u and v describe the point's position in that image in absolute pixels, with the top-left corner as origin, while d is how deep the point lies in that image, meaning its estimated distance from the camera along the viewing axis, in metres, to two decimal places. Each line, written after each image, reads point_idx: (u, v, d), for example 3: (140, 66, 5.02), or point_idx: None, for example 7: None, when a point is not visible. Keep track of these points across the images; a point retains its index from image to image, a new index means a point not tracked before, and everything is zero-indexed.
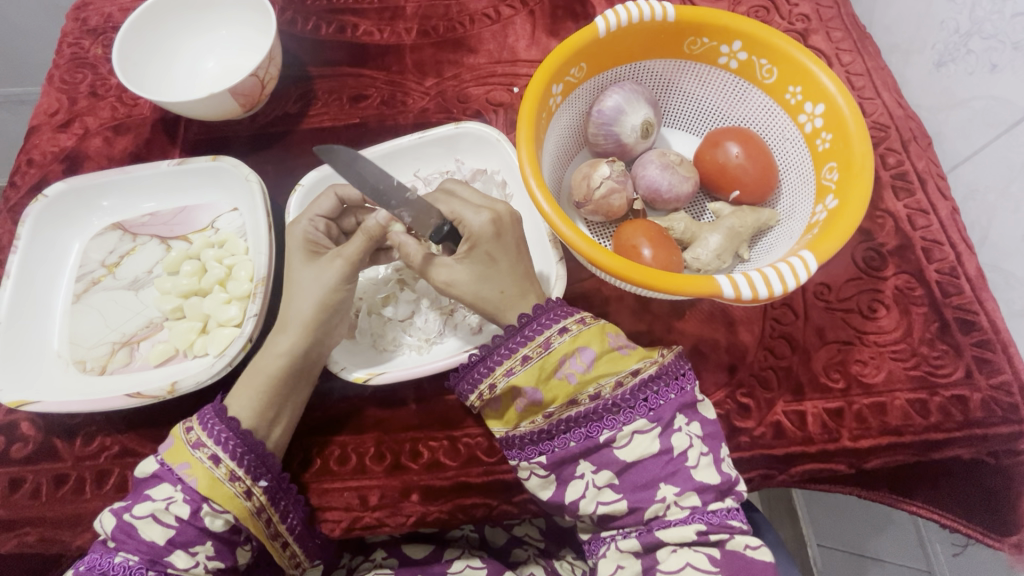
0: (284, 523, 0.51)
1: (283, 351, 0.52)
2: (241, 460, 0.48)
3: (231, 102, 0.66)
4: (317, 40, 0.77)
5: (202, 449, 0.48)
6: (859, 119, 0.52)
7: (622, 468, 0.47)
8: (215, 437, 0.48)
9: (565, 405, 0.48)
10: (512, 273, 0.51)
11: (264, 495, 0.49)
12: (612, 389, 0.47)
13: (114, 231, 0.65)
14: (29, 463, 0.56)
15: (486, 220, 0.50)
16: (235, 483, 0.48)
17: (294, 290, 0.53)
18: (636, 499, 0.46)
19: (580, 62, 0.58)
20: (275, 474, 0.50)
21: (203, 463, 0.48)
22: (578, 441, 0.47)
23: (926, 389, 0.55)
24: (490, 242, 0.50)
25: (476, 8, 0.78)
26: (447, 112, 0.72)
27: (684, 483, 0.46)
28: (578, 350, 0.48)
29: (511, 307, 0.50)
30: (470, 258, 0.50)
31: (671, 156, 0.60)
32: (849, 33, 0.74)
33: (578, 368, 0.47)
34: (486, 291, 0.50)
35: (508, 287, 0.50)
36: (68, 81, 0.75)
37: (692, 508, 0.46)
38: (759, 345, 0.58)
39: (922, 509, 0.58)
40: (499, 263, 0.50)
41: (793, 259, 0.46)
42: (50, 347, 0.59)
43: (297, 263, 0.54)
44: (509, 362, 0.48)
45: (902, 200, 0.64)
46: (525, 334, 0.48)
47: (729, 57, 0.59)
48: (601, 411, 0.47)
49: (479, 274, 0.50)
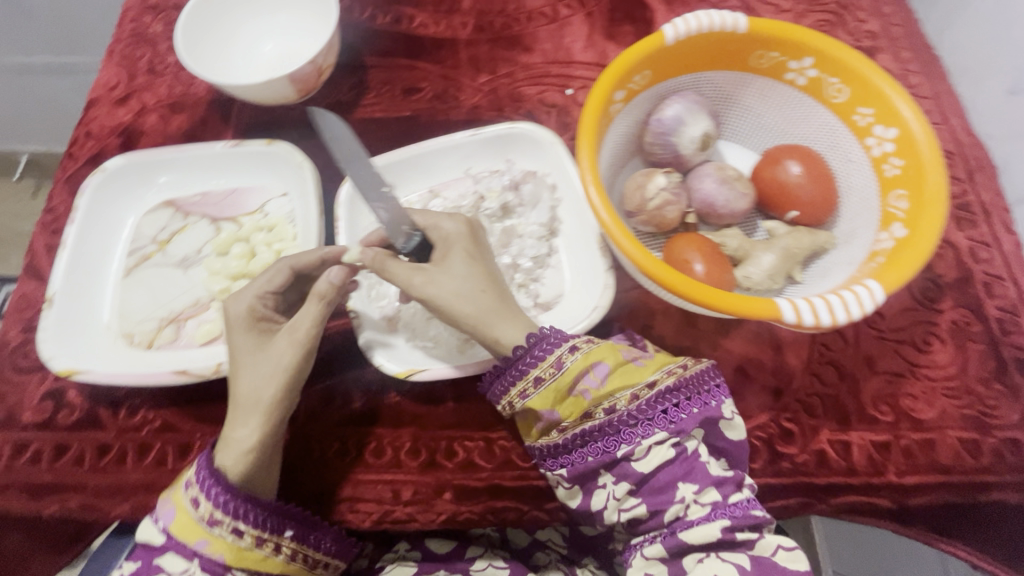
0: (320, 550, 0.52)
1: (247, 441, 0.49)
2: (264, 523, 0.48)
3: (288, 88, 0.67)
4: (373, 30, 0.77)
5: (220, 526, 0.47)
6: (934, 148, 0.51)
7: (641, 478, 0.47)
8: (231, 513, 0.47)
9: (579, 419, 0.48)
10: (491, 281, 0.52)
11: (293, 542, 0.50)
12: (627, 402, 0.48)
13: (167, 208, 0.65)
14: (74, 431, 0.57)
15: (461, 226, 0.54)
16: (263, 545, 0.48)
17: (246, 370, 0.51)
18: (656, 503, 0.46)
19: (644, 70, 0.57)
20: (299, 519, 0.50)
21: (225, 538, 0.47)
22: (596, 455, 0.48)
23: (979, 430, 0.54)
24: (467, 243, 0.53)
25: (533, 6, 0.77)
26: (499, 110, 0.72)
27: (703, 480, 0.46)
28: (592, 366, 0.49)
29: (497, 316, 0.51)
30: (449, 260, 0.52)
31: (729, 171, 0.59)
32: (917, 54, 0.72)
33: (592, 384, 0.48)
34: (468, 291, 0.51)
35: (488, 289, 0.52)
36: (128, 57, 0.76)
37: (712, 503, 0.46)
38: (805, 370, 0.57)
39: (971, 555, 0.54)
40: (477, 266, 0.52)
41: (858, 288, 0.45)
42: (100, 319, 0.60)
43: (244, 351, 0.52)
44: (523, 385, 0.50)
45: (963, 231, 0.62)
46: (535, 355, 0.49)
47: (797, 73, 0.58)
48: (617, 425, 0.47)
49: (461, 275, 0.51)
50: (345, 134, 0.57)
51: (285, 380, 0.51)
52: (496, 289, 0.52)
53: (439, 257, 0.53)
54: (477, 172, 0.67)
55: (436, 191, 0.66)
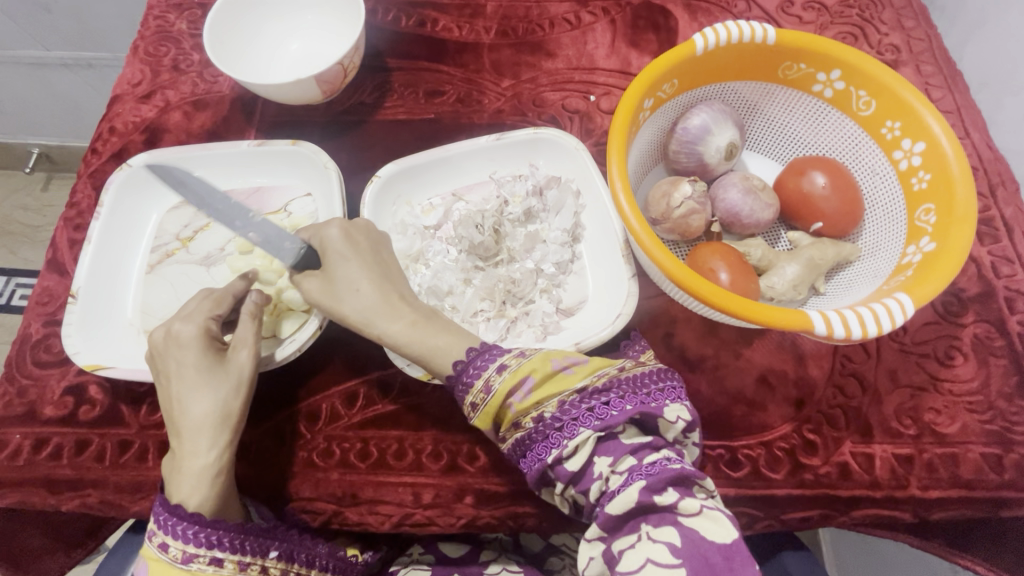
0: (314, 567, 0.53)
1: (207, 453, 0.49)
2: (243, 548, 0.47)
3: (314, 89, 0.67)
4: (397, 32, 0.77)
5: (196, 560, 0.46)
6: (963, 162, 0.51)
7: (574, 474, 0.45)
8: (205, 544, 0.46)
9: (512, 428, 0.48)
10: (375, 287, 0.54)
11: (278, 562, 0.50)
12: (554, 407, 0.46)
13: (190, 205, 0.66)
14: (95, 427, 0.57)
15: (340, 233, 0.55)
16: (247, 568, 0.48)
17: (194, 392, 0.51)
18: (585, 485, 0.45)
19: (673, 78, 0.57)
20: (281, 538, 0.50)
21: (206, 570, 0.46)
22: (534, 463, 0.47)
23: (1002, 445, 0.54)
24: (349, 245, 0.55)
25: (556, 12, 0.78)
26: (522, 115, 0.72)
27: (617, 451, 0.45)
28: (518, 382, 0.47)
29: (401, 328, 0.52)
30: (337, 267, 0.54)
31: (754, 181, 0.59)
32: (939, 68, 0.72)
33: (518, 398, 0.47)
34: (361, 301, 0.53)
35: (368, 297, 0.53)
36: (152, 53, 0.77)
37: (629, 469, 0.43)
38: (828, 381, 0.57)
39: (982, 567, 0.56)
40: (351, 265, 0.54)
41: (889, 301, 0.45)
42: (123, 314, 0.60)
43: (190, 373, 0.51)
44: (463, 408, 0.50)
45: (986, 246, 0.62)
46: (465, 381, 0.49)
47: (824, 85, 0.58)
48: (546, 430, 0.46)
49: (346, 283, 0.53)
50: (189, 177, 0.59)
51: (241, 390, 0.52)
52: (380, 289, 0.53)
53: (325, 264, 0.54)
54: (502, 176, 0.67)
55: (459, 194, 0.66)
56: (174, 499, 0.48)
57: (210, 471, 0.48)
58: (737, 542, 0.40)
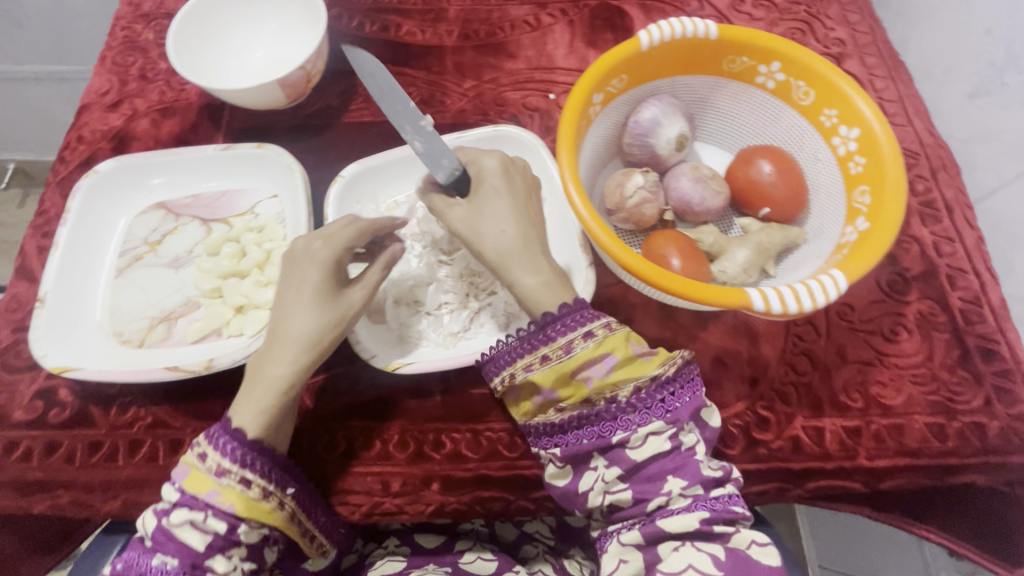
0: (312, 520, 0.52)
1: (285, 372, 0.50)
2: (271, 475, 0.49)
3: (277, 93, 0.68)
4: (362, 37, 0.79)
5: (229, 475, 0.47)
6: (894, 146, 0.53)
7: (634, 467, 0.48)
8: (237, 460, 0.47)
9: (578, 403, 0.49)
10: (518, 220, 0.53)
11: (294, 502, 0.50)
12: (629, 392, 0.48)
13: (158, 210, 0.67)
14: (65, 429, 0.57)
15: (497, 164, 0.55)
16: (269, 498, 0.48)
17: (287, 321, 0.52)
18: (642, 491, 0.48)
19: (621, 74, 0.59)
20: (299, 479, 0.51)
21: (233, 488, 0.47)
22: (591, 439, 0.48)
23: (944, 414, 0.56)
24: (525, 183, 0.56)
25: (517, 15, 0.80)
26: (484, 114, 0.74)
27: (691, 477, 0.47)
28: (600, 356, 0.49)
29: (516, 261, 0.52)
30: (499, 196, 0.53)
31: (704, 170, 0.62)
32: (883, 60, 0.75)
33: (597, 372, 0.48)
34: (494, 231, 0.52)
35: (510, 231, 0.52)
36: (120, 63, 0.78)
37: (694, 496, 0.47)
38: (780, 359, 0.59)
39: (934, 534, 0.58)
40: (504, 201, 0.53)
41: (823, 277, 0.48)
42: (92, 318, 0.61)
43: (306, 291, 0.52)
44: (529, 358, 0.50)
45: (928, 227, 0.65)
46: (548, 333, 0.50)
47: (766, 77, 0.61)
48: (614, 412, 0.48)
49: (494, 213, 0.53)
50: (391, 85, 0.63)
51: (340, 326, 0.52)
52: (523, 232, 0.53)
53: (487, 192, 0.54)
54: None
55: None
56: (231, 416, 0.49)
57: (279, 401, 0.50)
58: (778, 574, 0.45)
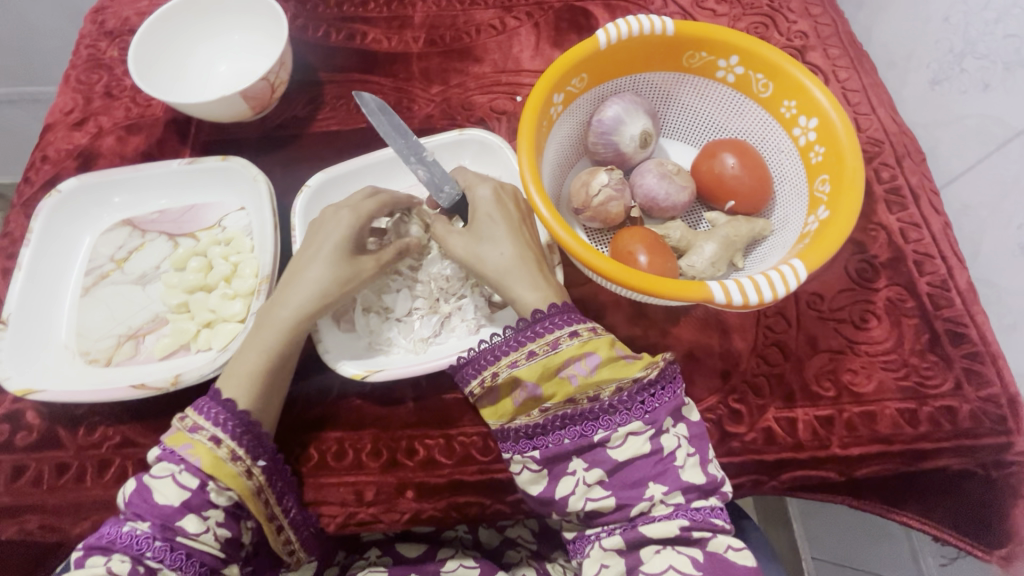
0: (280, 505, 0.52)
1: (284, 324, 0.54)
2: (241, 439, 0.50)
3: (241, 105, 0.68)
4: (328, 47, 0.79)
5: (202, 432, 0.49)
6: (851, 134, 0.54)
7: (614, 467, 0.47)
8: (212, 418, 0.50)
9: (563, 403, 0.48)
10: (512, 241, 0.53)
11: (263, 475, 0.50)
12: (611, 392, 0.47)
13: (124, 227, 0.66)
14: (32, 452, 0.57)
15: (489, 193, 0.55)
16: (237, 462, 0.49)
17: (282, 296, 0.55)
18: (625, 497, 0.46)
19: (581, 73, 0.60)
20: (273, 454, 0.52)
21: (204, 444, 0.49)
22: (572, 438, 0.47)
23: (915, 399, 0.56)
24: (520, 208, 0.56)
25: (482, 19, 0.80)
26: (452, 119, 0.74)
27: (673, 483, 0.46)
28: (584, 354, 0.48)
29: (514, 278, 0.52)
30: (496, 221, 0.54)
31: (669, 165, 0.61)
32: (845, 51, 0.74)
33: (581, 371, 0.47)
34: (487, 254, 0.53)
35: (507, 252, 0.53)
36: (84, 81, 0.78)
37: (676, 505, 0.46)
38: (752, 352, 0.59)
39: (913, 520, 0.58)
40: (499, 228, 0.53)
41: (783, 267, 0.48)
42: (57, 339, 0.60)
43: (328, 250, 0.56)
44: (514, 355, 0.50)
45: (895, 214, 0.65)
46: (535, 330, 0.50)
47: (726, 71, 0.61)
48: (597, 411, 0.47)
49: (488, 237, 0.53)
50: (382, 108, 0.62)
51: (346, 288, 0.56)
52: (520, 251, 0.53)
53: (482, 219, 0.54)
54: None
55: None
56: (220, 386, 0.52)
57: (267, 372, 0.53)
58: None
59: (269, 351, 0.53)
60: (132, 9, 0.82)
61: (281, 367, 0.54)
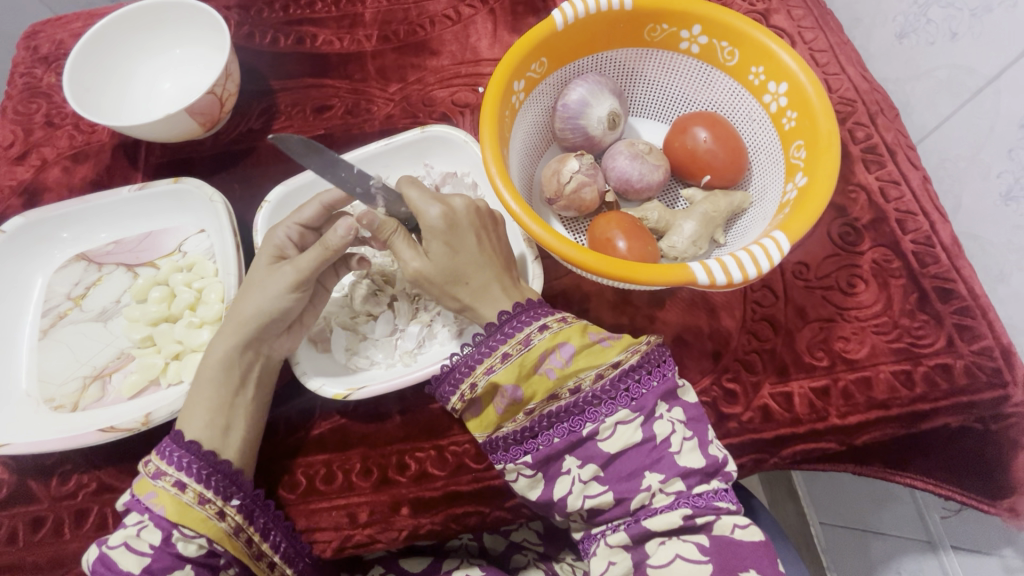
0: (266, 542, 0.50)
1: (220, 355, 0.52)
2: (208, 481, 0.48)
3: (189, 122, 0.65)
4: (277, 53, 0.75)
5: (165, 477, 0.48)
6: (822, 95, 0.52)
7: (607, 461, 0.45)
8: (175, 463, 0.48)
9: (545, 400, 0.46)
10: (475, 262, 0.48)
11: (239, 514, 0.49)
12: (592, 381, 0.45)
13: (78, 262, 0.63)
14: (6, 507, 0.54)
15: (438, 215, 0.48)
16: (205, 505, 0.47)
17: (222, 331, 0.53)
18: (622, 490, 0.44)
19: (541, 57, 0.57)
20: (248, 491, 0.50)
21: (168, 491, 0.47)
22: (562, 436, 0.45)
23: (910, 360, 0.55)
24: (476, 225, 0.49)
25: (435, 10, 0.76)
26: (413, 117, 0.71)
27: (670, 470, 0.44)
28: (557, 346, 0.46)
29: (481, 301, 0.49)
30: (457, 246, 0.48)
31: (640, 145, 0.59)
32: (810, 10, 0.72)
33: (557, 363, 0.46)
34: (452, 286, 0.49)
35: (473, 278, 0.48)
36: (22, 112, 0.73)
37: (677, 493, 0.44)
38: (741, 329, 0.58)
39: (918, 481, 0.56)
40: (461, 257, 0.48)
41: (765, 241, 0.47)
42: (19, 387, 0.57)
43: (261, 268, 0.54)
44: (489, 360, 0.46)
45: (873, 173, 0.63)
46: (504, 331, 0.47)
47: (690, 42, 0.59)
48: (582, 404, 0.45)
49: (446, 264, 0.48)
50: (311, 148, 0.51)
51: (290, 291, 0.52)
52: (489, 273, 0.49)
53: (439, 250, 0.48)
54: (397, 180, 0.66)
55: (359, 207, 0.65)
56: (181, 427, 0.50)
57: (220, 407, 0.51)
58: (767, 551, 0.43)
59: (218, 384, 0.52)
60: (66, 31, 0.78)
61: (233, 401, 0.52)
